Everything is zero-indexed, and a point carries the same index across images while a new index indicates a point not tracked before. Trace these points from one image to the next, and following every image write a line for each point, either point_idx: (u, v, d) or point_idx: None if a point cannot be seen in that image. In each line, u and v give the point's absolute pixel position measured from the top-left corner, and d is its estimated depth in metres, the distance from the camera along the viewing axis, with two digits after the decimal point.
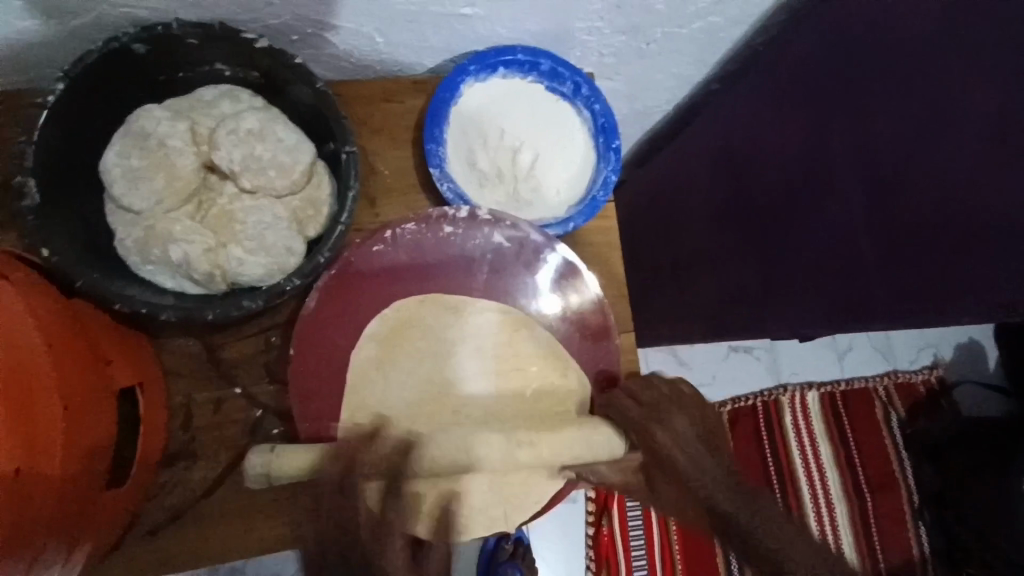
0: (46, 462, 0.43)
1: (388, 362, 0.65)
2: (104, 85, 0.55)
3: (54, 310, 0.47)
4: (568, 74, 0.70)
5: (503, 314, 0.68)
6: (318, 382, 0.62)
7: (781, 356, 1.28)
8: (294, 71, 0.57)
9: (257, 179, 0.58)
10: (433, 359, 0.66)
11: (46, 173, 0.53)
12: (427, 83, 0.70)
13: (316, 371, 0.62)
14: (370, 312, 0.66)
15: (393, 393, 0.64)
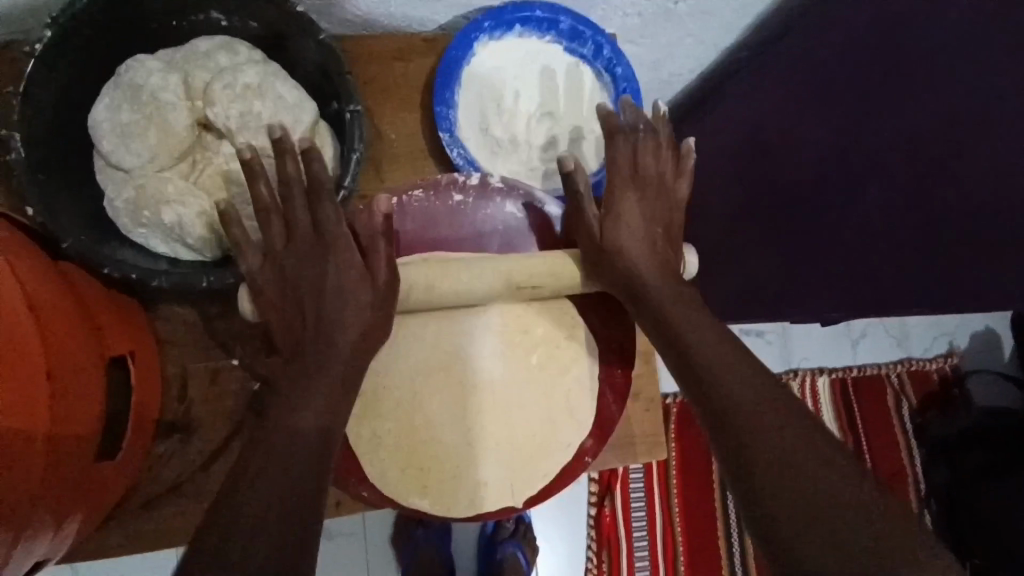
0: (32, 436, 0.40)
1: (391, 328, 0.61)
2: (92, 33, 0.51)
3: (39, 275, 0.44)
4: (590, 34, 0.65)
5: (521, 266, 0.58)
6: None
7: (793, 341, 1.25)
8: (296, 22, 0.53)
9: (255, 140, 0.55)
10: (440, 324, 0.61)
11: (32, 128, 0.50)
12: (439, 42, 0.65)
13: None
14: None
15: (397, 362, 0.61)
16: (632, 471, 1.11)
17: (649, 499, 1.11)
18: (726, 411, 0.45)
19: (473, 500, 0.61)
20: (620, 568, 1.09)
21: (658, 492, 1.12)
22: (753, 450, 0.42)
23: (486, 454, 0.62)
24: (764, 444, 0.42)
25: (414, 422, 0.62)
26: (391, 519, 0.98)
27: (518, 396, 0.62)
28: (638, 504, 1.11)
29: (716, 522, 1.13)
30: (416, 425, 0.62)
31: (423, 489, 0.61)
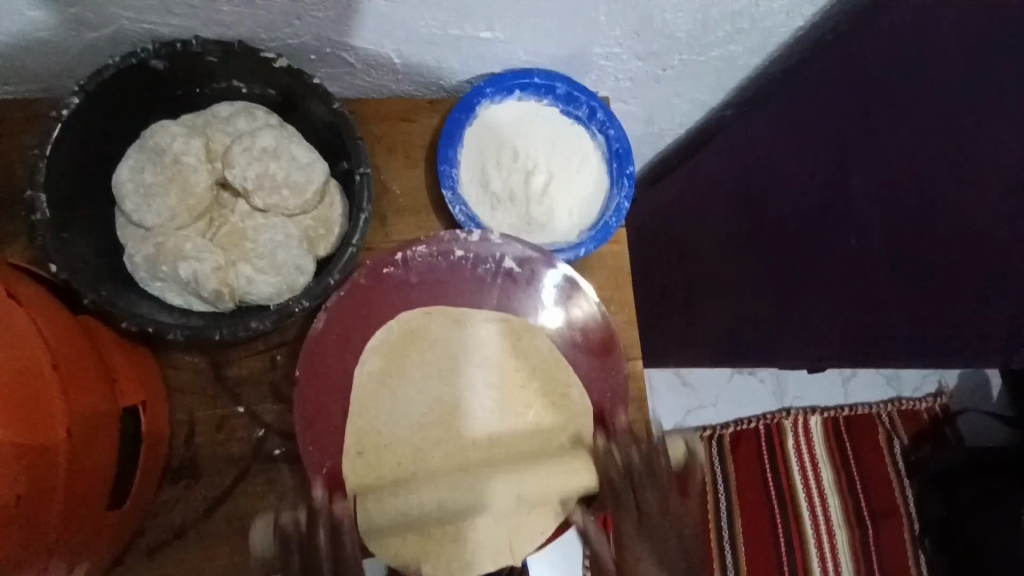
0: (48, 488, 0.42)
1: (390, 384, 0.64)
2: (119, 99, 0.55)
3: (61, 330, 0.47)
4: (584, 98, 0.70)
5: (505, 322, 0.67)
6: (323, 404, 0.60)
7: (785, 382, 1.29)
8: (311, 90, 0.57)
9: (269, 198, 0.58)
10: (439, 380, 0.65)
11: (59, 186, 0.53)
12: (443, 103, 0.70)
13: (322, 395, 0.60)
14: (374, 328, 0.64)
15: (396, 419, 0.63)
16: None
17: None
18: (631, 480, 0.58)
19: (471, 562, 0.60)
20: None
21: None
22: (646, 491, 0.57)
23: (484, 517, 0.60)
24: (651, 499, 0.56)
25: (416, 476, 0.62)
26: None
27: (514, 445, 0.64)
28: None
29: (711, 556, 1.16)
30: (417, 478, 0.62)
31: (424, 553, 0.60)
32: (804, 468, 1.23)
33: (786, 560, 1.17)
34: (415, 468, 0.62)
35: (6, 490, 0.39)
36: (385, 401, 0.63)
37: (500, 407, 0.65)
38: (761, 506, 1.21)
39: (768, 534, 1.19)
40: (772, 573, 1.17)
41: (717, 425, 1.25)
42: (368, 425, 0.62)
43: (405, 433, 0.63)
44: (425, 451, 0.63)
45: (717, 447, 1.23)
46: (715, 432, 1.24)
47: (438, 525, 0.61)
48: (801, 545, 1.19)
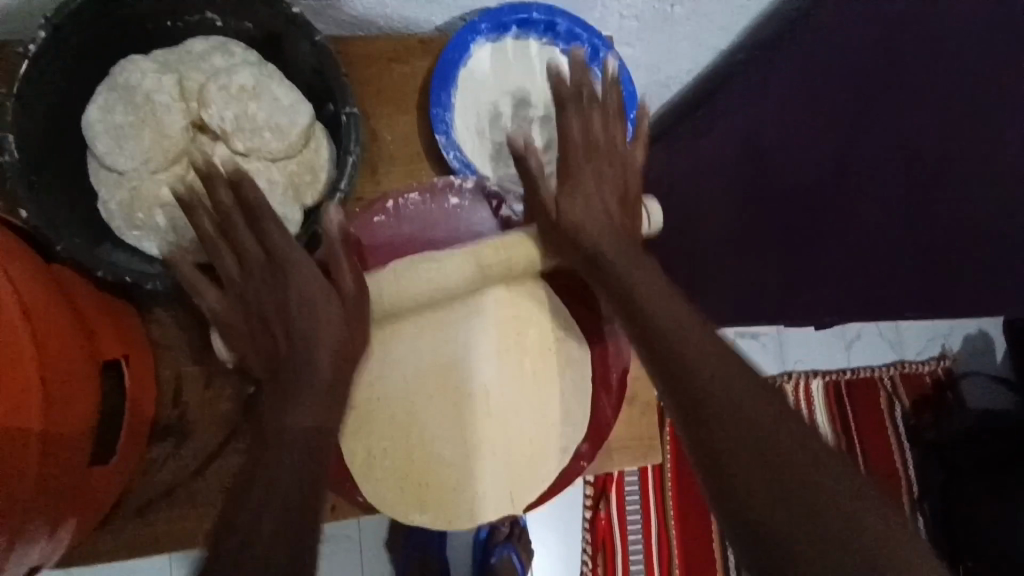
0: (25, 443, 0.40)
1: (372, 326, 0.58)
2: (87, 32, 0.50)
3: (33, 281, 0.44)
4: (586, 36, 0.65)
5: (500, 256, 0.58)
6: None
7: (788, 343, 1.25)
8: (293, 25, 0.52)
9: (250, 142, 0.55)
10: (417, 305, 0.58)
11: (25, 129, 0.49)
12: (436, 43, 0.65)
13: None
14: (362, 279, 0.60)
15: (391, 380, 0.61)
16: (628, 475, 1.12)
17: (644, 497, 1.12)
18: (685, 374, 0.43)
19: (471, 514, 0.61)
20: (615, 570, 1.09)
21: (654, 497, 1.13)
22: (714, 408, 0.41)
23: (484, 467, 0.61)
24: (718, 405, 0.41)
25: (412, 429, 0.61)
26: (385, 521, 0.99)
27: (512, 402, 0.62)
28: (634, 506, 1.12)
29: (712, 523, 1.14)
30: (414, 430, 0.61)
31: (423, 503, 0.61)
32: None
33: None
34: (410, 423, 0.61)
35: None
36: (380, 359, 0.60)
37: (500, 365, 0.62)
38: None
39: None
40: None
41: None
42: (365, 384, 0.60)
43: (399, 387, 0.61)
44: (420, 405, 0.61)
45: None
46: None
47: (436, 478, 0.61)
48: None
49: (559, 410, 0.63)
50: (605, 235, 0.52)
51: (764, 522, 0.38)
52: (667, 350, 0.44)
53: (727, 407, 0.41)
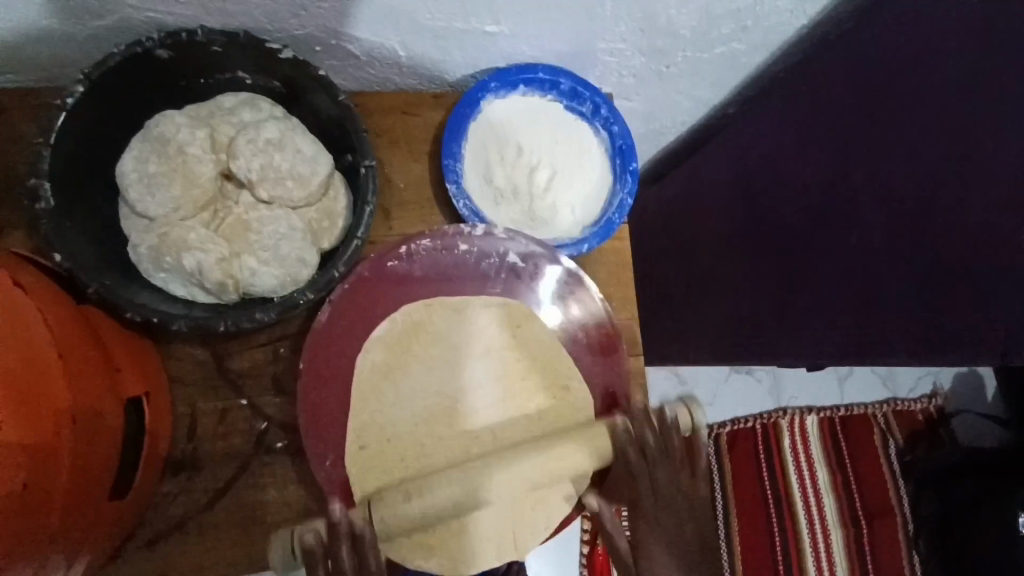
0: (51, 477, 0.42)
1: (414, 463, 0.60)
2: (125, 88, 0.55)
3: (66, 320, 0.47)
4: (588, 94, 0.70)
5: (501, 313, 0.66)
6: (324, 400, 0.61)
7: (782, 378, 1.28)
8: (316, 82, 0.57)
9: (274, 190, 0.58)
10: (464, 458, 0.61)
11: (62, 173, 0.52)
12: (447, 97, 0.69)
13: (325, 390, 0.61)
14: (378, 315, 0.64)
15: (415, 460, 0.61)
16: None
17: None
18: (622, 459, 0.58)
19: (474, 550, 0.62)
20: None
21: None
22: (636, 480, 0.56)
23: (486, 502, 0.63)
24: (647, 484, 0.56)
25: (420, 472, 0.62)
26: None
27: (516, 439, 0.64)
28: None
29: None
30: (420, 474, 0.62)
31: (427, 542, 0.61)
32: (800, 470, 1.25)
33: (781, 559, 1.19)
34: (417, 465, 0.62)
35: (8, 478, 0.38)
36: (389, 400, 0.63)
37: (502, 403, 0.64)
38: (757, 506, 1.22)
39: (765, 535, 1.21)
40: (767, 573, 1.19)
41: (713, 424, 1.24)
42: (376, 422, 0.62)
43: (407, 427, 0.62)
44: (427, 450, 0.62)
45: (713, 446, 1.24)
46: (711, 431, 1.24)
47: (443, 516, 0.62)
48: (797, 545, 1.20)
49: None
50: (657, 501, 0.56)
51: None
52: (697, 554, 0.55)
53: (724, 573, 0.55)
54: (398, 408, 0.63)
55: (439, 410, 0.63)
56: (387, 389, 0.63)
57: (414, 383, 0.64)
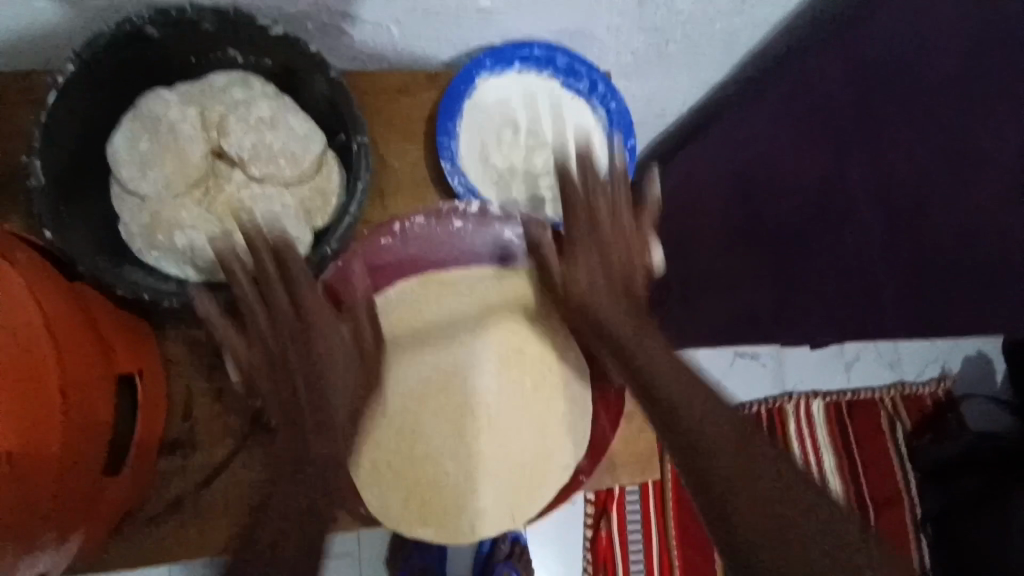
0: (42, 451, 0.41)
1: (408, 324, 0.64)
2: (115, 66, 0.54)
3: (58, 295, 0.46)
4: (585, 71, 0.69)
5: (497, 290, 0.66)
6: None
7: (788, 363, 1.26)
8: (308, 60, 0.56)
9: (266, 168, 0.58)
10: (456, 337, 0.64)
11: (54, 155, 0.52)
12: (442, 76, 0.68)
13: None
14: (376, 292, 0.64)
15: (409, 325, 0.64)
16: (629, 493, 1.17)
17: (645, 518, 1.17)
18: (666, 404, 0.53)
19: (474, 529, 0.62)
20: None
21: (654, 517, 1.17)
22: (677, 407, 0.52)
23: (487, 482, 0.62)
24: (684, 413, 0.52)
25: (416, 447, 0.62)
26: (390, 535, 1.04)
27: (514, 419, 0.63)
28: (635, 526, 1.16)
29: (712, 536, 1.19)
30: (417, 450, 0.62)
31: (426, 519, 0.61)
32: (806, 457, 1.24)
33: None
34: (414, 439, 0.62)
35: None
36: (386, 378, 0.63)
37: (499, 381, 0.64)
38: None
39: None
40: None
41: None
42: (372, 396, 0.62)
43: (404, 402, 0.63)
44: (424, 423, 0.62)
45: None
46: None
47: (442, 493, 0.62)
48: None
49: (559, 428, 0.64)
50: (604, 301, 0.59)
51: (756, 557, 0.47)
52: (682, 424, 0.52)
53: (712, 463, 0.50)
54: (395, 385, 0.63)
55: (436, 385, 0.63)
56: (382, 367, 0.62)
57: (409, 359, 0.63)
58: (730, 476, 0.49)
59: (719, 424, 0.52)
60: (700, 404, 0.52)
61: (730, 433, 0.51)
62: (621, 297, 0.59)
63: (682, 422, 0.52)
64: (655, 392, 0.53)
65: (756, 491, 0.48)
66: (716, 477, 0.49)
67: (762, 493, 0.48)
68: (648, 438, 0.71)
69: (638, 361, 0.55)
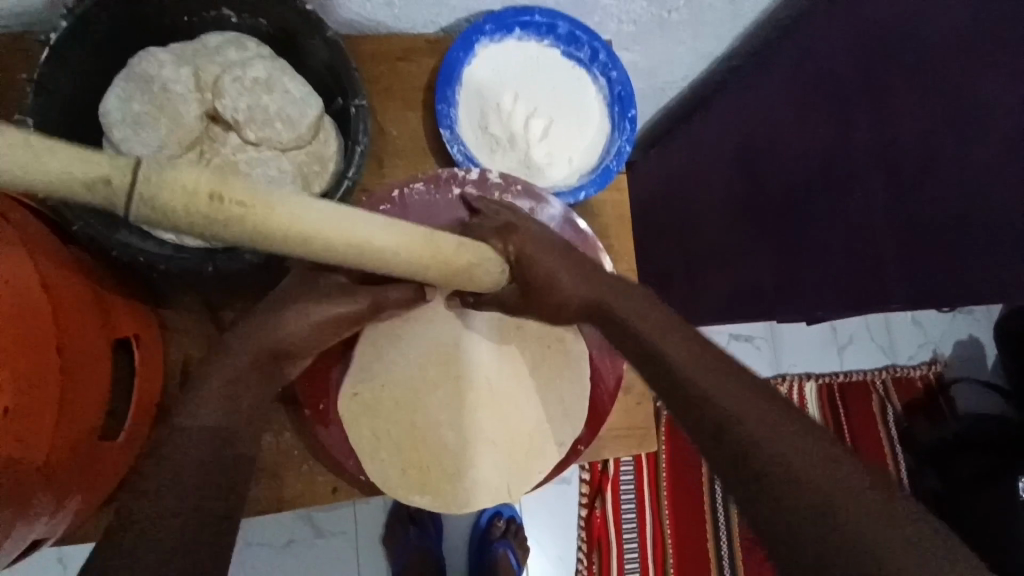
0: (40, 408, 0.40)
1: (234, 183, 0.35)
2: (106, 25, 0.53)
3: (52, 255, 0.46)
4: (586, 39, 0.68)
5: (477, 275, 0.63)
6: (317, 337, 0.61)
7: (783, 345, 1.27)
8: (304, 20, 0.55)
9: (262, 131, 0.56)
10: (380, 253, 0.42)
11: (47, 113, 0.51)
12: (442, 44, 0.68)
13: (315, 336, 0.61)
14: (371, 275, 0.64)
15: (207, 201, 0.34)
16: (622, 472, 1.19)
17: (639, 497, 1.20)
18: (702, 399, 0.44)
19: (468, 500, 0.62)
20: (611, 566, 1.16)
21: (647, 493, 1.20)
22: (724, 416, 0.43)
23: (483, 454, 0.63)
24: (726, 409, 0.43)
25: (415, 423, 0.62)
26: (387, 506, 1.07)
27: (515, 401, 0.64)
28: (629, 504, 1.19)
29: (705, 511, 1.22)
30: (416, 425, 0.62)
31: (423, 486, 0.61)
32: None
33: None
34: (417, 412, 0.63)
35: None
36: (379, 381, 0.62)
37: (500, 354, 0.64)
38: None
39: None
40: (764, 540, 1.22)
41: None
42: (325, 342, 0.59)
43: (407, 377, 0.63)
44: (426, 400, 0.63)
45: None
46: None
47: (442, 467, 0.62)
48: None
49: (554, 402, 0.64)
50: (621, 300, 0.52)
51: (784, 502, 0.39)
52: (706, 407, 0.44)
53: (770, 449, 0.41)
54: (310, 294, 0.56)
55: (434, 366, 0.63)
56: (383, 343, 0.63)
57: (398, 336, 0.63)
58: (803, 470, 0.39)
59: (778, 427, 0.42)
60: (749, 412, 0.43)
61: (781, 420, 0.42)
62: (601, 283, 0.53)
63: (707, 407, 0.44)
64: (705, 407, 0.44)
65: (834, 490, 0.38)
66: (791, 472, 0.39)
67: (818, 473, 0.39)
68: (647, 411, 0.71)
69: (719, 413, 0.43)
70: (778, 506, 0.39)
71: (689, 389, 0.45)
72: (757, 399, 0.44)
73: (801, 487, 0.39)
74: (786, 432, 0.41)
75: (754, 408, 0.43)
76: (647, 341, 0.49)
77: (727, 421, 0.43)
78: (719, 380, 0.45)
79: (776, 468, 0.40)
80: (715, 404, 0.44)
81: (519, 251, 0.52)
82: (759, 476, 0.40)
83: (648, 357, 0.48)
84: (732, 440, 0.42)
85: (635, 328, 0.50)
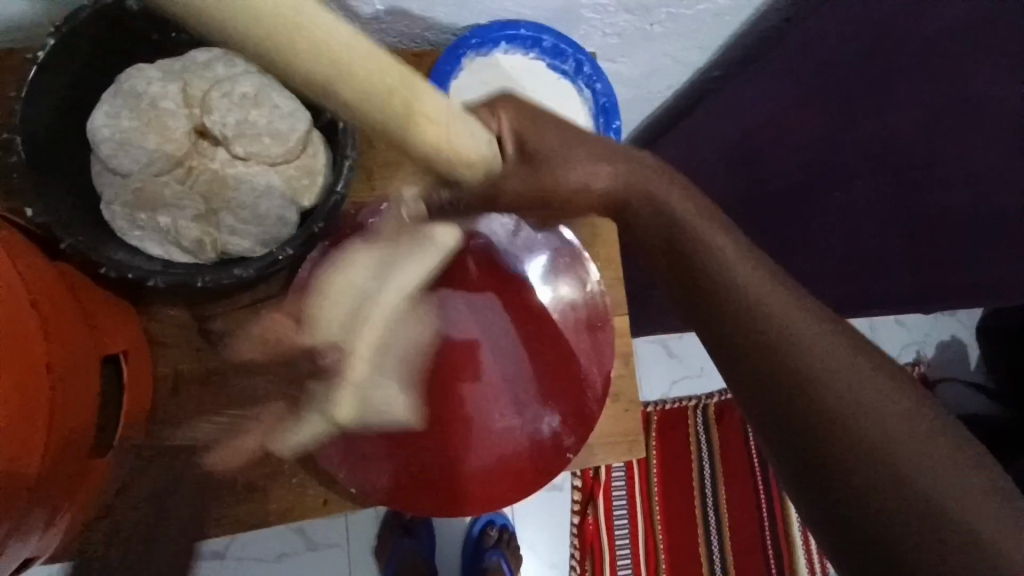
0: (32, 427, 0.40)
1: None
2: (94, 43, 0.53)
3: (41, 271, 0.46)
4: (571, 52, 0.70)
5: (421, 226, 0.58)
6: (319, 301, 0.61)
7: None
8: None
9: (251, 147, 0.57)
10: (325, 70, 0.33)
11: (34, 131, 0.51)
12: (429, 57, 0.69)
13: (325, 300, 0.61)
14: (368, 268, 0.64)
15: None
16: (614, 477, 1.20)
17: (631, 502, 1.21)
18: (769, 353, 0.41)
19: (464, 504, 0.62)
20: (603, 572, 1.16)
21: (639, 498, 1.21)
22: (813, 385, 0.40)
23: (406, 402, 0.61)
24: (811, 366, 0.40)
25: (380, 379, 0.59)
26: (378, 517, 1.07)
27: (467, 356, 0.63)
28: (621, 509, 1.20)
29: (695, 516, 1.23)
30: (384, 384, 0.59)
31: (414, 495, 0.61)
32: None
33: (769, 534, 1.24)
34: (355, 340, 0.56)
35: None
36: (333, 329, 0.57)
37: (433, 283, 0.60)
38: (746, 472, 1.26)
39: (751, 499, 1.25)
40: (753, 543, 1.23)
41: (702, 396, 1.26)
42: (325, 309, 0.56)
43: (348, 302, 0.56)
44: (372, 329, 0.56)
45: (701, 417, 1.26)
46: (700, 403, 1.25)
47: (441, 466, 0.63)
48: (783, 512, 1.25)
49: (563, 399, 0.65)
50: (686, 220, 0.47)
51: (849, 490, 0.38)
52: (780, 370, 0.41)
53: (851, 431, 0.38)
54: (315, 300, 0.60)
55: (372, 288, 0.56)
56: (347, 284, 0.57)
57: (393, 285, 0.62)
58: (874, 462, 0.37)
59: (870, 410, 0.39)
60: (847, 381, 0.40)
61: (870, 394, 0.39)
62: (625, 179, 0.48)
63: (785, 352, 0.41)
64: (780, 359, 0.41)
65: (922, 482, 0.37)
66: (857, 460, 0.38)
67: (879, 466, 0.37)
68: (635, 417, 0.72)
69: (790, 370, 0.40)
70: (846, 490, 0.37)
71: (761, 342, 0.42)
72: (853, 371, 0.40)
73: (868, 475, 0.37)
74: (872, 413, 0.39)
75: (844, 381, 0.40)
76: (727, 293, 0.44)
77: (795, 393, 0.40)
78: (812, 333, 0.41)
79: (853, 459, 0.38)
80: (796, 369, 0.40)
81: (514, 126, 0.47)
82: (828, 458, 0.38)
83: (719, 296, 0.44)
84: (805, 420, 0.39)
85: (695, 262, 0.45)
